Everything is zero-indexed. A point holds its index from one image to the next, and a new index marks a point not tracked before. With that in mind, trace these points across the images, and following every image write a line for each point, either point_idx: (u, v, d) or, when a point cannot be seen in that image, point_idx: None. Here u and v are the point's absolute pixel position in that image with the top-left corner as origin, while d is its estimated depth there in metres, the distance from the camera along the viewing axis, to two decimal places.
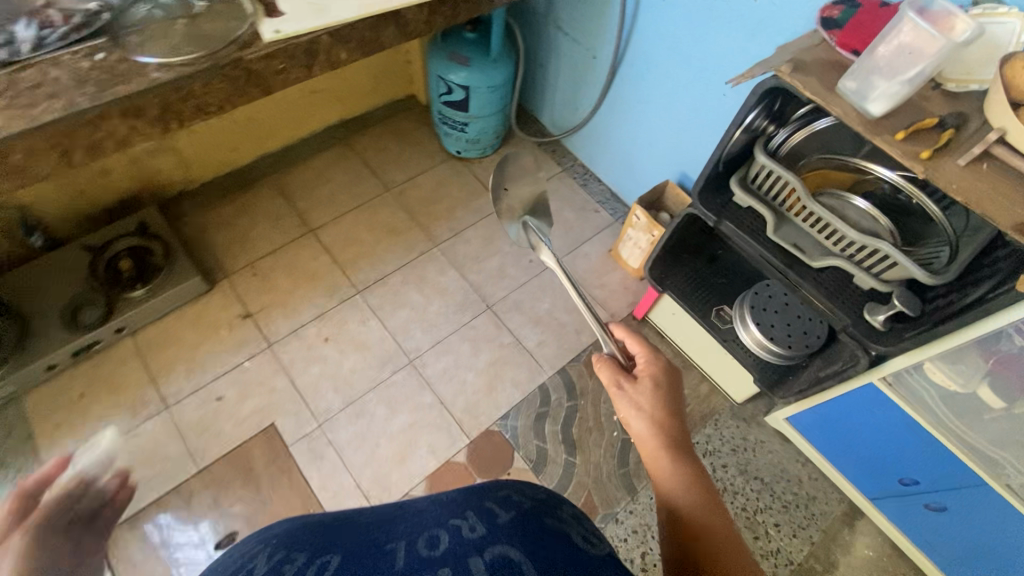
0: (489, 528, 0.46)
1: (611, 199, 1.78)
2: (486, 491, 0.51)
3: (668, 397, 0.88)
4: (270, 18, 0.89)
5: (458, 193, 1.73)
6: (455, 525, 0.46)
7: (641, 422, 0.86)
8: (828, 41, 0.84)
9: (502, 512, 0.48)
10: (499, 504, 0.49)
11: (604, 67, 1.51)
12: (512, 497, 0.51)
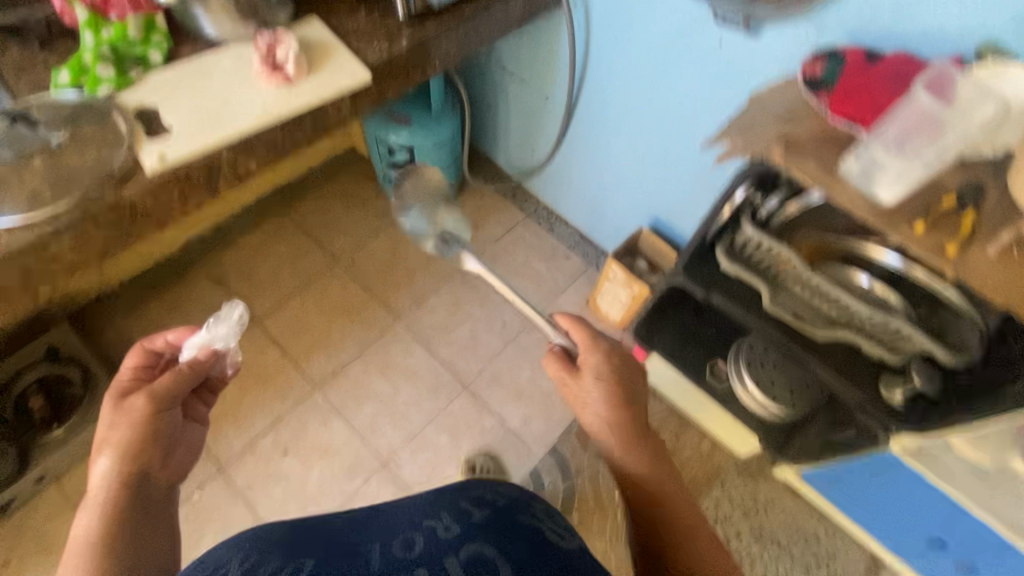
0: (466, 529, 0.65)
1: (582, 241, 1.66)
2: (461, 496, 0.74)
3: (620, 388, 0.79)
4: (152, 140, 0.73)
5: (415, 256, 1.58)
6: (435, 528, 0.66)
7: (603, 420, 0.78)
8: (816, 107, 0.73)
9: (476, 515, 0.68)
10: (473, 507, 0.70)
11: (558, 111, 1.38)
12: (483, 498, 0.73)
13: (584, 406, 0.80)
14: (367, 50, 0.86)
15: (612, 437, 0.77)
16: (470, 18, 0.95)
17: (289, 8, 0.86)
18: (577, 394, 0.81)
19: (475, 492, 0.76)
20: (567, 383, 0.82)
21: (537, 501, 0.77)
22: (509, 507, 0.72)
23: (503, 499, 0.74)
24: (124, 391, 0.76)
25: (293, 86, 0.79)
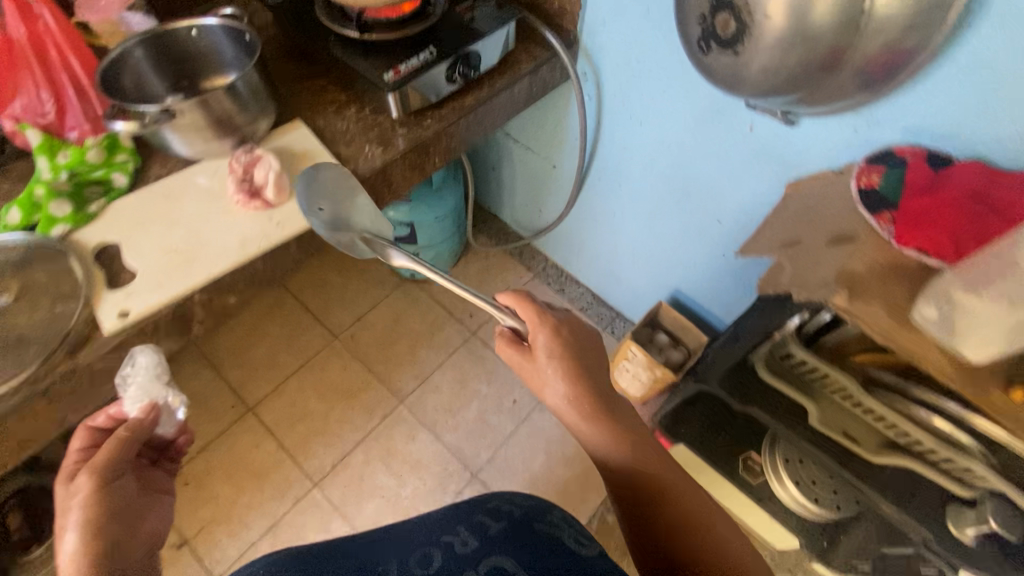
0: (480, 540, 0.76)
1: (595, 303, 1.55)
2: (479, 508, 0.84)
3: (579, 365, 0.69)
4: (112, 290, 0.64)
5: (418, 326, 1.49)
6: (450, 541, 0.77)
7: (577, 413, 0.67)
8: (875, 229, 0.63)
9: (492, 526, 0.79)
10: (489, 519, 0.81)
11: (568, 177, 1.29)
12: (500, 510, 0.83)
13: (550, 395, 0.69)
14: (358, 158, 0.77)
15: (590, 429, 0.66)
16: (472, 108, 0.86)
17: (270, 115, 0.77)
18: (539, 381, 0.70)
19: (491, 504, 0.85)
20: (525, 366, 0.71)
21: (555, 508, 0.87)
22: (525, 516, 0.82)
23: (519, 511, 0.83)
24: (70, 477, 0.59)
25: (272, 211, 0.70)
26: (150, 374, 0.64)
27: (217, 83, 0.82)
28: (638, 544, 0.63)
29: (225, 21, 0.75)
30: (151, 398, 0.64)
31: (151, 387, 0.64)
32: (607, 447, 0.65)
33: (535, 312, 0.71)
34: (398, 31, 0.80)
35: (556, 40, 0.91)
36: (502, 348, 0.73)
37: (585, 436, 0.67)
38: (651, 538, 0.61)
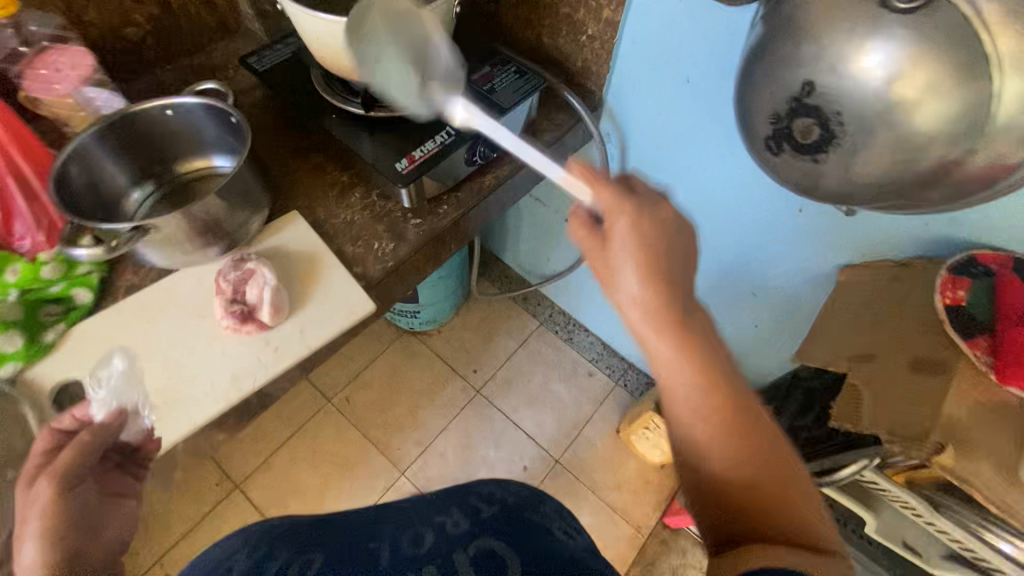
0: (471, 522, 0.71)
1: (605, 353, 1.45)
2: (466, 494, 0.79)
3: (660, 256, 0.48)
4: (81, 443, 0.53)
5: (418, 384, 1.38)
6: (441, 522, 0.71)
7: (655, 323, 0.47)
8: (970, 359, 0.59)
9: (483, 510, 0.74)
10: (480, 502, 0.76)
11: None
12: (492, 496, 0.78)
13: (628, 302, 0.48)
14: (367, 259, 0.67)
15: (675, 358, 0.46)
16: (493, 189, 0.76)
17: (264, 209, 0.66)
18: (614, 284, 0.50)
19: (483, 489, 0.80)
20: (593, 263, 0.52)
21: (548, 500, 0.82)
22: (516, 506, 0.76)
23: (510, 498, 0.78)
24: (30, 481, 0.48)
25: (271, 334, 0.60)
26: (125, 378, 0.55)
27: (198, 164, 0.71)
28: (702, 386, 0.45)
29: (206, 101, 0.64)
30: (122, 402, 0.53)
31: (125, 392, 0.54)
32: (685, 376, 0.46)
33: (617, 199, 0.50)
34: (410, 107, 0.71)
35: (582, 107, 0.81)
36: (576, 226, 0.52)
37: (664, 375, 0.47)
38: (728, 499, 0.44)
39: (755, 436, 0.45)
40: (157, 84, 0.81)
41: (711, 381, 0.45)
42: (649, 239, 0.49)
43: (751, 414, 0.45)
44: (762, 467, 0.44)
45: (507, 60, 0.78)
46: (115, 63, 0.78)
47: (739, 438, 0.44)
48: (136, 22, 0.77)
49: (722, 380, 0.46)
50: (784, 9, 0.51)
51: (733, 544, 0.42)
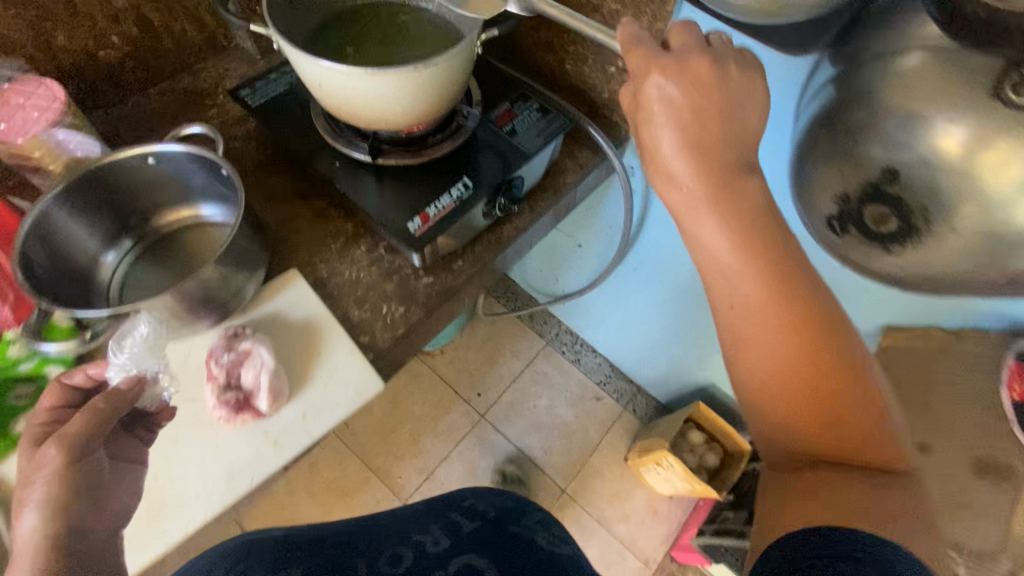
0: (453, 539, 0.66)
1: (614, 375, 1.41)
2: (449, 505, 0.76)
3: (697, 117, 0.44)
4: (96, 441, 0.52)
5: (421, 408, 1.33)
6: (421, 539, 0.67)
7: (739, 267, 0.43)
8: None
9: (466, 524, 0.70)
10: (463, 515, 0.73)
11: (593, 257, 1.15)
12: (473, 506, 0.76)
13: (702, 247, 0.45)
14: (374, 325, 0.61)
15: (757, 306, 0.43)
16: (512, 240, 0.69)
17: (261, 270, 0.60)
18: (690, 221, 0.45)
19: (465, 501, 0.77)
20: (661, 185, 0.47)
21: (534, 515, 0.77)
22: (501, 519, 0.72)
23: (493, 510, 0.75)
24: (38, 443, 0.48)
25: (269, 423, 0.54)
26: (145, 344, 0.51)
27: (185, 213, 0.63)
28: (789, 336, 0.42)
29: (191, 148, 0.56)
30: (141, 370, 0.51)
31: (145, 359, 0.51)
32: (771, 329, 0.43)
33: (648, 56, 0.45)
34: (422, 154, 0.64)
35: (608, 146, 0.74)
36: (628, 100, 0.47)
37: (742, 324, 0.44)
38: (804, 443, 0.44)
39: (844, 382, 0.43)
40: (136, 111, 0.73)
41: (798, 328, 0.42)
42: (724, 179, 0.44)
43: (844, 361, 0.43)
44: (845, 415, 0.43)
45: (528, 97, 0.71)
46: (90, 90, 0.71)
47: (826, 386, 0.42)
48: (112, 45, 0.69)
49: (814, 323, 0.43)
50: (861, 76, 0.50)
51: (806, 479, 0.44)
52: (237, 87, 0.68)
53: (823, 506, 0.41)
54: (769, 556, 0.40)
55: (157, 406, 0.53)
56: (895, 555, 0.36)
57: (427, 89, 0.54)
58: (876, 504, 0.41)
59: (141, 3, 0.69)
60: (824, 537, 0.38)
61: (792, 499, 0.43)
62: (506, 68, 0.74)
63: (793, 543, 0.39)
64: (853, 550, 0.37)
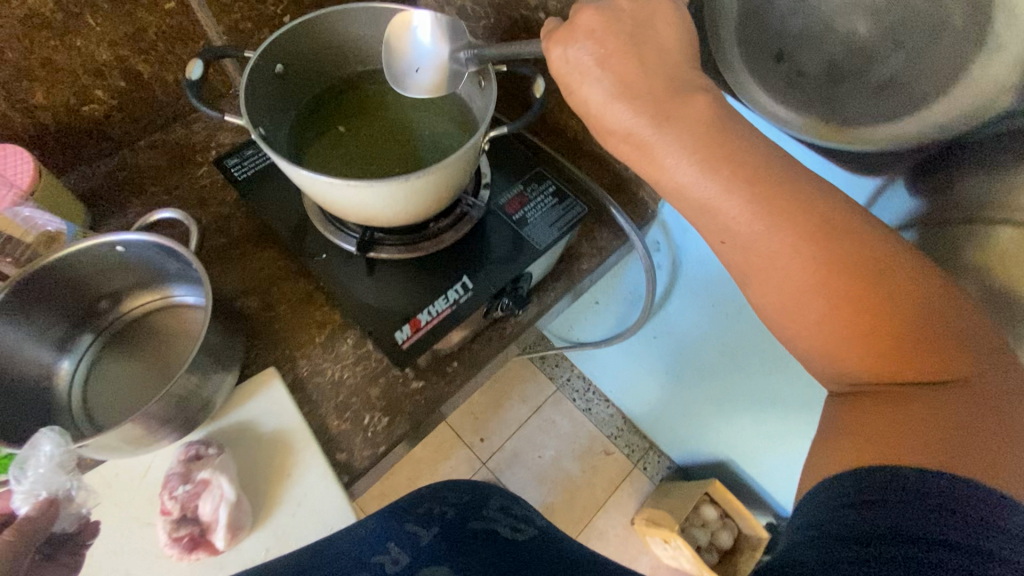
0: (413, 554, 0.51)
1: (626, 428, 1.33)
2: (405, 512, 0.56)
3: (632, 84, 0.36)
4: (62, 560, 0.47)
5: (421, 453, 1.28)
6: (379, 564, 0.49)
7: (716, 192, 0.34)
8: None
9: (424, 535, 0.52)
10: (420, 525, 0.54)
11: (610, 315, 1.08)
12: (432, 512, 0.56)
13: (673, 191, 0.36)
14: (353, 441, 0.55)
15: (754, 227, 0.33)
16: (516, 339, 0.62)
17: (236, 369, 0.55)
18: (647, 165, 0.36)
19: (421, 504, 0.58)
20: (615, 145, 0.38)
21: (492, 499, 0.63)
22: (460, 517, 0.57)
23: (453, 507, 0.58)
24: None
25: (226, 559, 0.49)
26: (55, 463, 0.44)
27: (150, 295, 0.58)
28: (801, 239, 0.32)
29: (153, 237, 0.51)
30: (53, 492, 0.43)
31: (57, 480, 0.43)
32: (779, 235, 0.33)
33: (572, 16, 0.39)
34: (419, 248, 0.58)
35: (632, 230, 0.65)
36: (554, 64, 0.39)
37: (749, 250, 0.34)
38: (851, 368, 0.33)
39: (889, 274, 0.32)
40: (122, 166, 0.68)
41: (813, 225, 0.32)
42: (678, 121, 0.35)
43: (878, 254, 0.32)
44: (903, 318, 0.31)
45: (544, 177, 0.64)
46: (72, 145, 0.65)
47: (866, 291, 0.32)
48: (97, 98, 0.64)
49: (829, 215, 0.32)
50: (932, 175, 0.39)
51: (864, 413, 0.33)
52: (223, 156, 0.64)
53: (884, 445, 0.31)
54: (812, 498, 0.34)
55: (79, 523, 0.46)
56: (971, 485, 0.29)
57: (411, 196, 0.48)
58: (965, 432, 0.30)
59: (128, 56, 0.63)
60: (878, 473, 0.31)
61: (845, 441, 0.33)
62: (521, 146, 0.67)
63: (838, 482, 0.32)
64: (917, 484, 0.30)
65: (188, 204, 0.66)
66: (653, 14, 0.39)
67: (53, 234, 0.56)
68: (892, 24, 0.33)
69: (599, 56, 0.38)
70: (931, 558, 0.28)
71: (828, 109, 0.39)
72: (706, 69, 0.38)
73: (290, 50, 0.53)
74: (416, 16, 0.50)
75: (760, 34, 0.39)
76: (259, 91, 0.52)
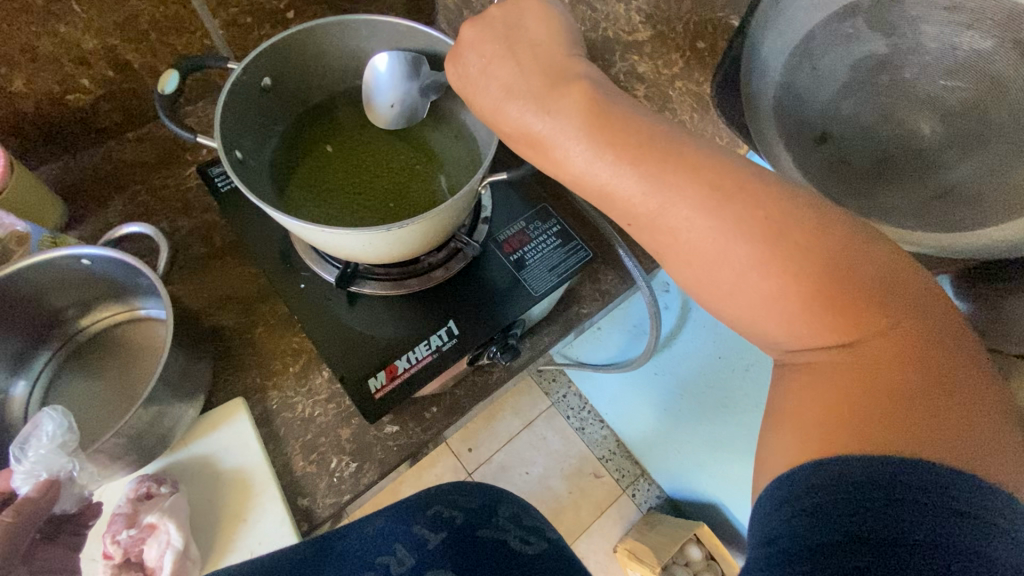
0: (418, 555, 0.55)
1: (618, 453, 1.26)
2: (416, 512, 0.59)
3: (591, 113, 0.35)
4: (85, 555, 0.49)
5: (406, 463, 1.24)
6: (384, 562, 0.55)
7: (610, 174, 0.34)
8: None
9: (431, 537, 0.56)
10: (429, 526, 0.57)
11: (612, 341, 1.03)
12: (442, 514, 0.59)
13: (596, 190, 0.35)
14: (317, 486, 0.51)
15: (649, 204, 0.33)
16: (501, 387, 0.58)
17: (200, 399, 0.51)
18: (545, 161, 0.36)
19: (432, 504, 0.60)
20: (513, 145, 0.38)
21: (505, 505, 0.63)
22: (469, 524, 0.59)
23: (462, 514, 0.59)
24: None
25: None
26: (55, 443, 0.43)
27: (113, 307, 0.55)
28: (698, 208, 0.32)
29: (116, 253, 0.48)
30: (53, 471, 0.42)
31: (57, 459, 0.42)
32: (673, 206, 0.32)
33: (478, 31, 0.39)
34: (404, 285, 0.55)
35: (640, 275, 0.58)
36: (452, 83, 0.40)
37: (678, 219, 0.32)
38: (803, 337, 0.31)
39: (789, 235, 0.31)
40: (109, 159, 0.64)
41: (710, 184, 0.32)
42: (560, 112, 0.35)
43: (797, 214, 0.31)
44: (817, 278, 0.30)
45: (548, 214, 0.59)
46: (55, 135, 0.62)
47: (773, 255, 0.31)
48: (83, 88, 0.60)
49: (721, 179, 0.32)
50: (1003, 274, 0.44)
51: (799, 387, 0.32)
52: (207, 165, 0.61)
53: (820, 426, 0.30)
54: (761, 499, 0.30)
55: (81, 505, 0.46)
56: (916, 465, 0.27)
57: (396, 242, 0.44)
58: (894, 396, 0.29)
59: (117, 45, 0.58)
60: (828, 470, 0.28)
61: (789, 430, 0.31)
62: (531, 181, 0.61)
63: (787, 484, 0.29)
64: (867, 478, 0.27)
65: (171, 207, 0.62)
66: (522, 13, 0.40)
67: (20, 234, 0.52)
68: (954, 130, 0.37)
69: (482, 63, 0.38)
70: (889, 559, 0.26)
71: (857, 195, 0.42)
72: (736, 155, 0.33)
73: (276, 64, 0.49)
74: (377, 58, 0.50)
75: (800, 121, 0.43)
76: (241, 106, 0.48)
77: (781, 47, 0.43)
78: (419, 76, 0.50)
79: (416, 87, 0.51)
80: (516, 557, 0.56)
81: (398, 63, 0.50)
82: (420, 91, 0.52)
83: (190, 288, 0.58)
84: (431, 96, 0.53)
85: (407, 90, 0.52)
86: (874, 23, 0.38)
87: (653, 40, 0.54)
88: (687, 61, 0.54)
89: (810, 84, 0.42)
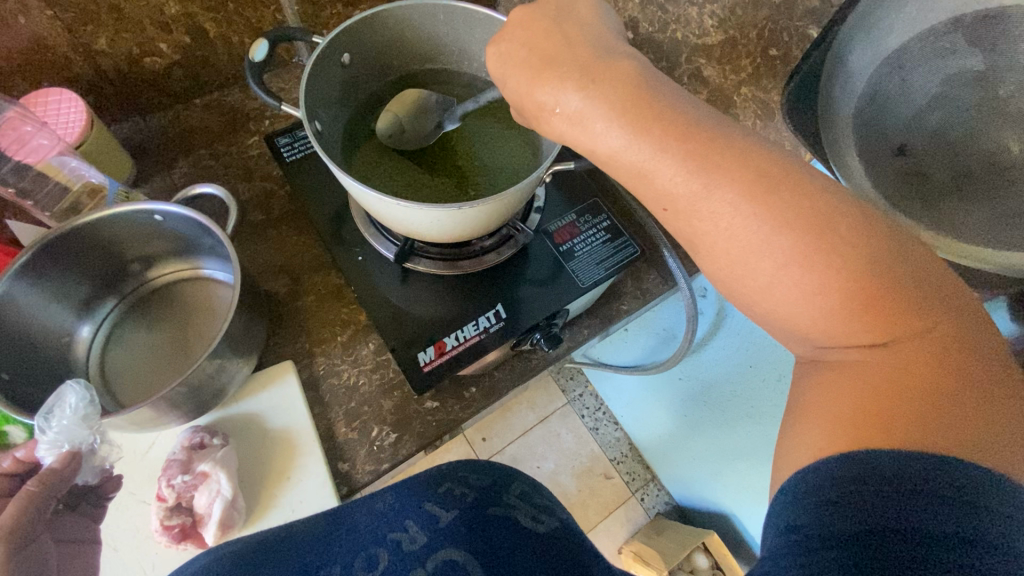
0: (431, 534, 0.45)
1: (631, 457, 1.22)
2: (427, 490, 0.50)
3: (643, 100, 0.35)
4: (128, 493, 0.52)
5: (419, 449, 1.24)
6: (395, 539, 0.45)
7: (650, 156, 0.34)
8: None
9: (443, 514, 0.46)
10: (440, 504, 0.48)
11: (636, 341, 1.04)
12: (453, 491, 0.49)
13: (635, 176, 0.36)
14: (358, 453, 0.53)
15: (691, 186, 0.33)
16: (541, 373, 0.59)
17: (254, 358, 0.53)
18: (584, 140, 0.37)
19: (442, 483, 0.51)
20: (546, 122, 0.38)
21: (516, 484, 0.54)
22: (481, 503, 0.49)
23: (474, 492, 0.50)
24: None
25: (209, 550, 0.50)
26: (78, 415, 0.44)
27: (177, 263, 0.57)
28: (740, 196, 0.32)
29: (188, 211, 0.49)
30: (75, 444, 0.43)
31: (79, 432, 0.43)
32: (715, 195, 0.33)
33: (528, 13, 0.40)
34: (457, 266, 0.56)
35: (683, 277, 0.59)
36: (492, 63, 0.40)
37: (723, 207, 0.33)
38: (843, 335, 0.32)
39: (832, 229, 0.31)
40: (175, 122, 0.67)
41: (747, 178, 0.33)
42: (606, 85, 0.36)
43: (843, 213, 0.32)
44: (859, 275, 0.31)
45: (599, 209, 0.60)
46: (128, 93, 0.64)
47: (813, 248, 0.31)
48: (160, 52, 0.62)
49: (766, 168, 0.33)
50: None
51: (829, 381, 0.32)
52: (275, 134, 0.63)
53: (854, 422, 0.30)
54: (781, 493, 0.30)
55: (101, 477, 0.47)
56: (949, 462, 0.27)
57: (461, 222, 0.45)
58: (924, 397, 0.29)
59: (197, 13, 0.60)
60: (855, 461, 0.28)
61: (816, 424, 0.31)
62: (582, 176, 0.62)
63: (812, 474, 0.29)
64: (896, 473, 0.27)
65: (232, 172, 0.64)
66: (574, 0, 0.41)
67: (96, 186, 0.55)
68: None
69: (527, 41, 0.39)
70: (927, 552, 0.26)
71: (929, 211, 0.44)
72: (796, 159, 0.34)
73: (355, 40, 0.51)
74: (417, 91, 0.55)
75: (882, 136, 0.47)
76: (320, 77, 0.50)
77: (873, 59, 0.46)
78: (440, 111, 0.55)
79: (435, 118, 0.55)
80: (531, 534, 0.46)
81: (427, 102, 0.55)
82: (434, 123, 0.55)
83: (247, 252, 0.60)
84: (445, 128, 0.55)
85: (426, 122, 0.55)
86: (972, 41, 0.42)
87: (724, 44, 0.57)
88: (756, 66, 0.58)
89: (900, 92, 0.46)
